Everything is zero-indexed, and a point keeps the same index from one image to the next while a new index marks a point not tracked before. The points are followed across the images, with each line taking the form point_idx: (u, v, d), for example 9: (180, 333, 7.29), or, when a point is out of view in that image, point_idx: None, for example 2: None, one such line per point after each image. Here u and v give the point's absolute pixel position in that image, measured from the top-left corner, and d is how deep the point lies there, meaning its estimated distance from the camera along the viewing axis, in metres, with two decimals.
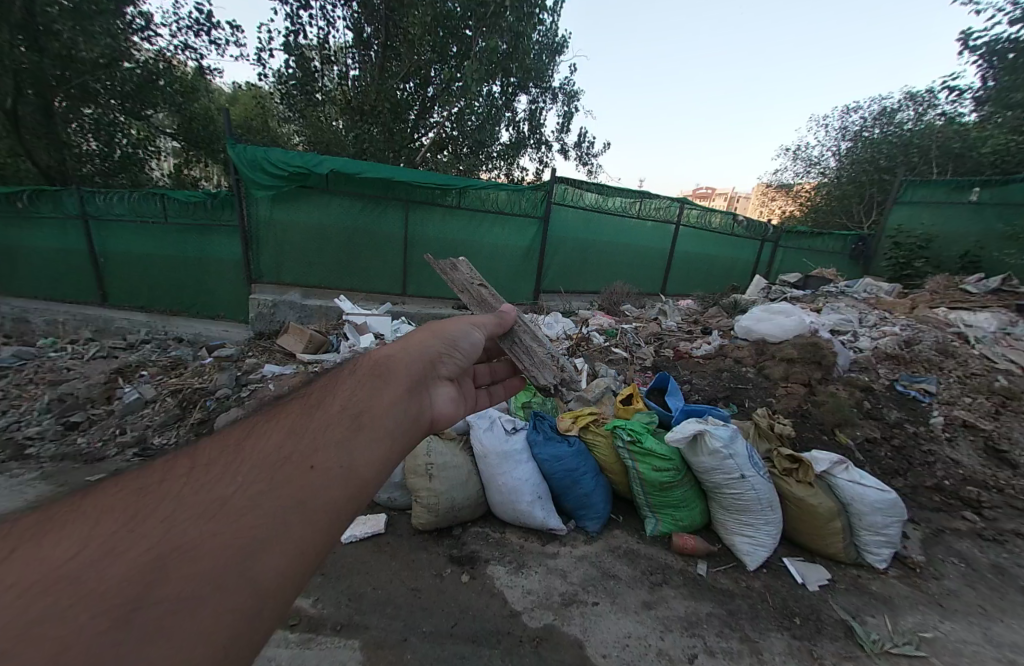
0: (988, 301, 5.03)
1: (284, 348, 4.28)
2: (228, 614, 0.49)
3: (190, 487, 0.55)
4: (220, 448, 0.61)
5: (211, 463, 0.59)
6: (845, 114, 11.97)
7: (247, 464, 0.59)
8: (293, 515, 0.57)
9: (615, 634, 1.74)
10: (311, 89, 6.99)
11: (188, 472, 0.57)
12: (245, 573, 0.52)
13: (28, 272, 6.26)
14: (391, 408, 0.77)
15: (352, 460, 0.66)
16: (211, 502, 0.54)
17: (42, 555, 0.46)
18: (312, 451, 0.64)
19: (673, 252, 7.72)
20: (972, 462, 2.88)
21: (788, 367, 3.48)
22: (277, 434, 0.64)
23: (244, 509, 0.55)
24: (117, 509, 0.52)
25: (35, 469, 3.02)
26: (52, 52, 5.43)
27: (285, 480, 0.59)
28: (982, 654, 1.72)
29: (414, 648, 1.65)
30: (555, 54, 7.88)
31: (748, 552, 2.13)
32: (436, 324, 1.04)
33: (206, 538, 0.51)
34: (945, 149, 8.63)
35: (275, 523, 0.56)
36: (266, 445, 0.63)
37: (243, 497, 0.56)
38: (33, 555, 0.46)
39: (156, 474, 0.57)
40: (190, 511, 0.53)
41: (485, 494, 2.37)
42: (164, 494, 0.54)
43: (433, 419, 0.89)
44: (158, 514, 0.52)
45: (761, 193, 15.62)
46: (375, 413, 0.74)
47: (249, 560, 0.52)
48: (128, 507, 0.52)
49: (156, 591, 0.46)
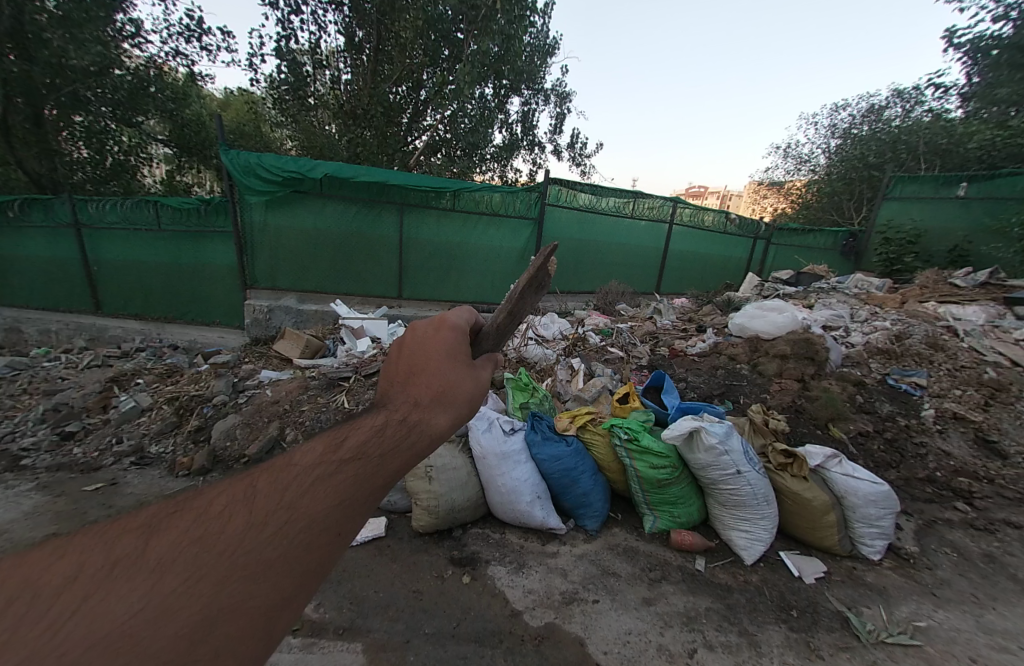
0: (976, 294, 5.12)
1: (280, 354, 4.28)
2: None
3: (241, 538, 0.46)
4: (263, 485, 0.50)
5: (251, 506, 0.48)
6: (834, 112, 12.09)
7: (294, 522, 0.49)
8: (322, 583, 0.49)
9: (616, 632, 1.76)
10: (303, 94, 6.91)
11: (240, 513, 0.48)
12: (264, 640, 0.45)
13: (20, 281, 6.22)
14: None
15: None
16: (254, 563, 0.46)
17: (90, 605, 0.39)
18: (359, 515, 0.53)
19: (667, 251, 7.78)
20: (963, 453, 2.93)
21: (781, 363, 3.53)
22: (330, 485, 0.52)
23: (286, 571, 0.47)
24: (164, 552, 0.44)
25: (30, 480, 3.01)
26: (42, 60, 5.46)
27: (327, 548, 0.50)
28: (975, 641, 1.76)
29: (417, 650, 1.67)
30: (547, 56, 7.92)
31: (746, 546, 2.16)
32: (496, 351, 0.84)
33: (243, 602, 0.44)
34: (933, 145, 8.76)
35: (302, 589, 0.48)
36: (317, 497, 0.51)
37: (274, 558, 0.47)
38: (93, 607, 0.39)
39: (211, 505, 0.48)
40: (233, 568, 0.45)
41: (484, 494, 2.38)
42: (212, 539, 0.45)
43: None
44: (203, 567, 0.44)
45: (754, 191, 15.74)
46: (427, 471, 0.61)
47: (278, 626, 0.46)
48: (172, 552, 0.44)
49: None
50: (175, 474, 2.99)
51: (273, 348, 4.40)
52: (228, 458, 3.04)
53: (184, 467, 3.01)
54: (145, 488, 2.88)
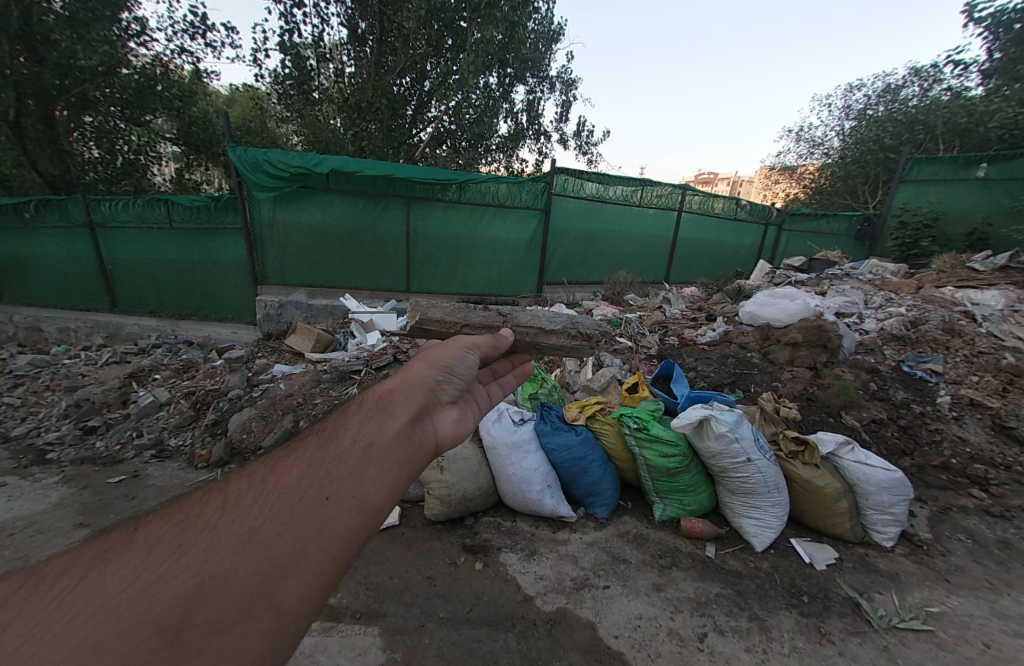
0: (996, 278, 4.98)
1: (292, 348, 4.33)
2: (259, 640, 0.47)
3: (223, 515, 0.53)
4: (247, 479, 0.58)
5: (234, 495, 0.56)
6: (848, 93, 11.75)
7: (271, 495, 0.56)
8: (314, 543, 0.54)
9: (626, 616, 1.79)
10: (308, 88, 6.94)
11: (222, 500, 0.55)
12: (271, 596, 0.49)
13: (40, 282, 6.38)
14: (401, 435, 0.70)
15: (368, 488, 0.62)
16: (241, 532, 0.51)
17: (88, 587, 0.44)
18: (330, 478, 0.60)
19: (677, 239, 7.68)
20: (979, 439, 2.89)
21: (793, 351, 3.49)
22: (298, 463, 0.61)
23: (277, 534, 0.53)
24: (154, 539, 0.50)
25: (57, 473, 3.13)
26: (50, 61, 5.53)
27: (309, 512, 0.56)
28: (989, 626, 1.76)
29: (432, 633, 1.72)
30: (551, 43, 7.79)
31: (756, 533, 2.16)
32: (431, 349, 0.94)
33: (238, 566, 0.49)
34: (951, 125, 8.48)
35: (296, 551, 0.53)
36: (291, 471, 0.59)
37: (267, 527, 0.53)
38: (87, 586, 0.44)
39: (191, 503, 0.55)
40: (218, 539, 0.50)
41: (495, 484, 2.41)
42: (197, 522, 0.52)
43: (442, 441, 0.81)
44: (193, 542, 0.50)
45: (765, 176, 15.39)
46: (388, 438, 0.68)
47: (273, 588, 0.50)
48: (163, 536, 0.50)
49: (185, 619, 0.44)
50: (194, 466, 3.08)
51: (285, 342, 4.46)
52: (244, 450, 3.12)
53: (202, 459, 3.09)
54: (165, 479, 2.97)
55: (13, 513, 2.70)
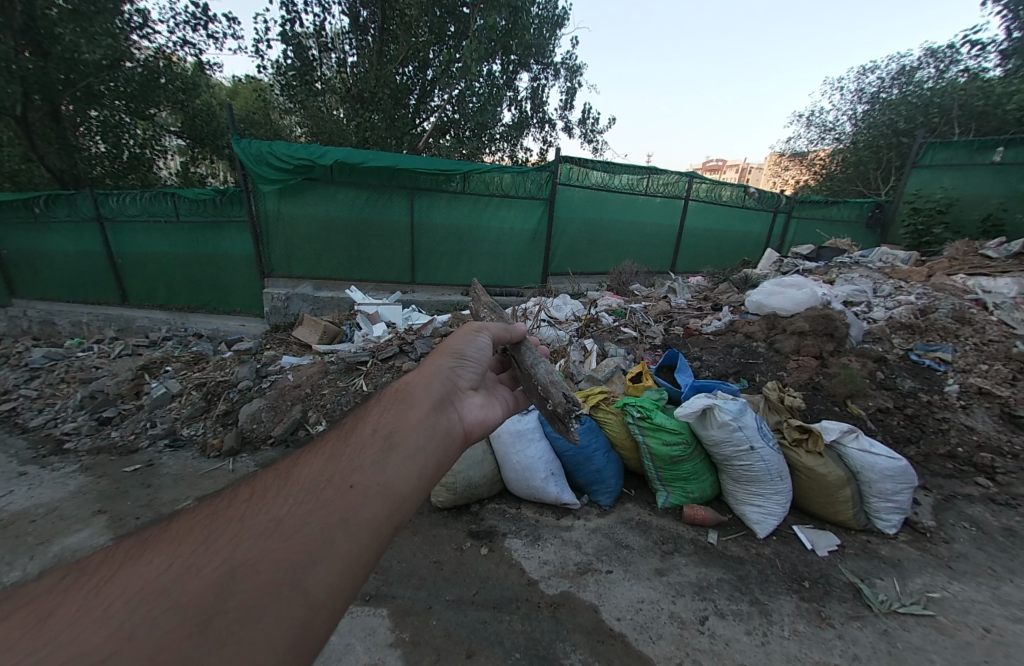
0: (1009, 265, 4.89)
1: (300, 340, 4.39)
2: (293, 621, 0.49)
3: (252, 507, 0.57)
4: (274, 475, 0.62)
5: (262, 490, 0.60)
6: (861, 75, 11.45)
7: (295, 487, 0.60)
8: (341, 530, 0.56)
9: (628, 599, 1.83)
10: (311, 79, 6.90)
11: (249, 496, 0.59)
12: (301, 582, 0.51)
13: (52, 276, 6.50)
14: (419, 425, 0.73)
15: (389, 477, 0.64)
16: (268, 521, 0.54)
17: (125, 575, 0.47)
18: (350, 471, 0.63)
19: (683, 227, 7.59)
20: (987, 427, 2.87)
21: (799, 340, 3.47)
22: (320, 458, 0.65)
23: (302, 525, 0.55)
24: (187, 533, 0.53)
25: (74, 462, 3.23)
26: (56, 55, 5.54)
27: (334, 503, 0.58)
28: (990, 612, 1.77)
29: (439, 614, 1.77)
30: (556, 28, 7.63)
31: (759, 520, 2.18)
32: (442, 342, 0.98)
33: (265, 557, 0.51)
34: (968, 108, 8.27)
35: (324, 537, 0.55)
36: (313, 466, 0.63)
37: (295, 515, 0.56)
38: (122, 576, 0.47)
39: (222, 500, 0.59)
40: (249, 531, 0.53)
41: (499, 472, 2.44)
42: (229, 517, 0.56)
43: (465, 431, 0.84)
44: (226, 532, 0.53)
45: (774, 162, 15.11)
46: (405, 429, 0.72)
47: (303, 574, 0.52)
48: (200, 528, 0.54)
49: (217, 606, 0.46)
50: (206, 455, 3.16)
51: (293, 334, 4.50)
52: (255, 439, 3.21)
53: (215, 448, 3.18)
54: (179, 468, 3.05)
55: (35, 500, 2.79)
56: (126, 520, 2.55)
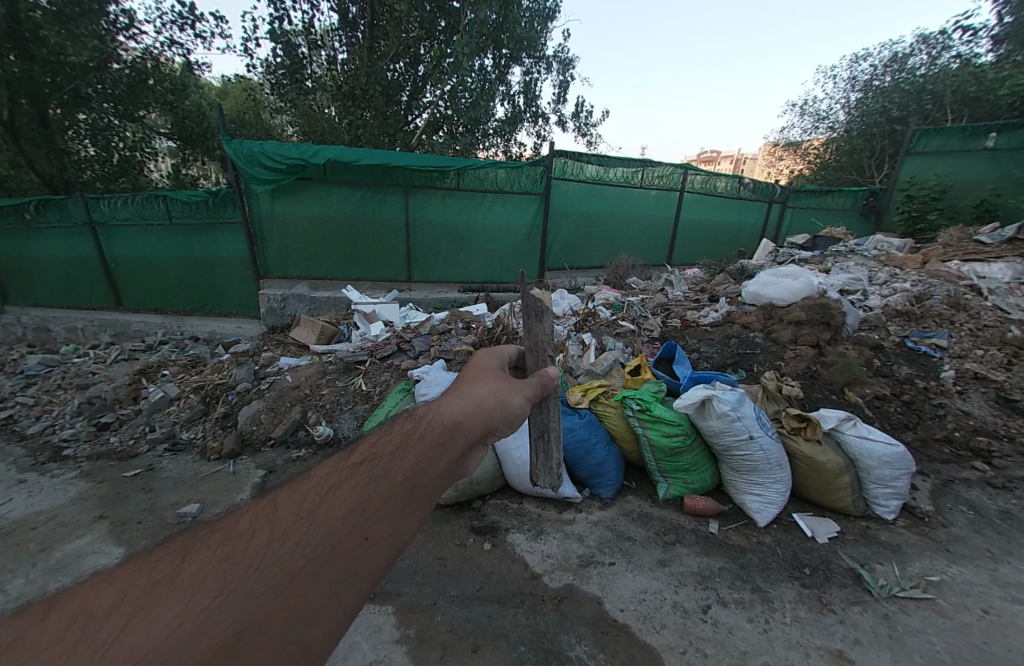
0: (1002, 250, 4.91)
1: (297, 341, 4.36)
2: None
3: (269, 549, 0.53)
4: (295, 509, 0.58)
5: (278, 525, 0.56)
6: (853, 64, 11.41)
7: (312, 532, 0.56)
8: (349, 585, 0.54)
9: (632, 590, 1.85)
10: (301, 77, 6.80)
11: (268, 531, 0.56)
12: (302, 640, 0.49)
13: (45, 281, 6.46)
14: (447, 472, 0.68)
15: (405, 531, 0.60)
16: (279, 572, 0.51)
17: (138, 628, 0.44)
18: (370, 518, 0.59)
19: (678, 219, 7.59)
20: (983, 412, 2.89)
21: (796, 329, 3.48)
22: (342, 496, 0.60)
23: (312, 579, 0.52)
24: (205, 572, 0.51)
25: (73, 468, 3.21)
26: (41, 58, 5.48)
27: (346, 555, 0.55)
28: (988, 594, 1.79)
29: (444, 610, 1.78)
30: (547, 20, 7.53)
31: (759, 509, 2.20)
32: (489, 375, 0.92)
33: (273, 611, 0.48)
34: (961, 94, 8.26)
35: (332, 593, 0.53)
36: (334, 507, 0.59)
37: (307, 565, 0.53)
38: (132, 631, 0.44)
39: (239, 530, 0.56)
40: (261, 579, 0.50)
41: (501, 468, 2.45)
42: (240, 557, 0.52)
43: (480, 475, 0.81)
44: (237, 578, 0.50)
45: (768, 153, 15.05)
46: (431, 477, 0.67)
47: (305, 629, 0.49)
48: (212, 568, 0.51)
49: None
50: (206, 458, 3.16)
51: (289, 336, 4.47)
52: (254, 442, 3.20)
53: (214, 452, 3.17)
54: (179, 471, 3.04)
55: (35, 507, 2.78)
56: (128, 525, 2.54)
